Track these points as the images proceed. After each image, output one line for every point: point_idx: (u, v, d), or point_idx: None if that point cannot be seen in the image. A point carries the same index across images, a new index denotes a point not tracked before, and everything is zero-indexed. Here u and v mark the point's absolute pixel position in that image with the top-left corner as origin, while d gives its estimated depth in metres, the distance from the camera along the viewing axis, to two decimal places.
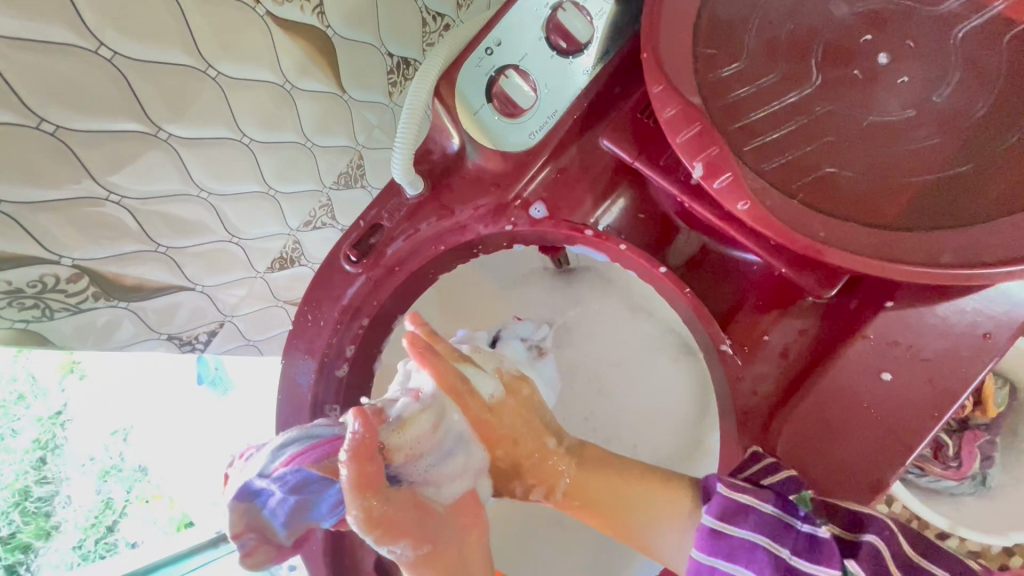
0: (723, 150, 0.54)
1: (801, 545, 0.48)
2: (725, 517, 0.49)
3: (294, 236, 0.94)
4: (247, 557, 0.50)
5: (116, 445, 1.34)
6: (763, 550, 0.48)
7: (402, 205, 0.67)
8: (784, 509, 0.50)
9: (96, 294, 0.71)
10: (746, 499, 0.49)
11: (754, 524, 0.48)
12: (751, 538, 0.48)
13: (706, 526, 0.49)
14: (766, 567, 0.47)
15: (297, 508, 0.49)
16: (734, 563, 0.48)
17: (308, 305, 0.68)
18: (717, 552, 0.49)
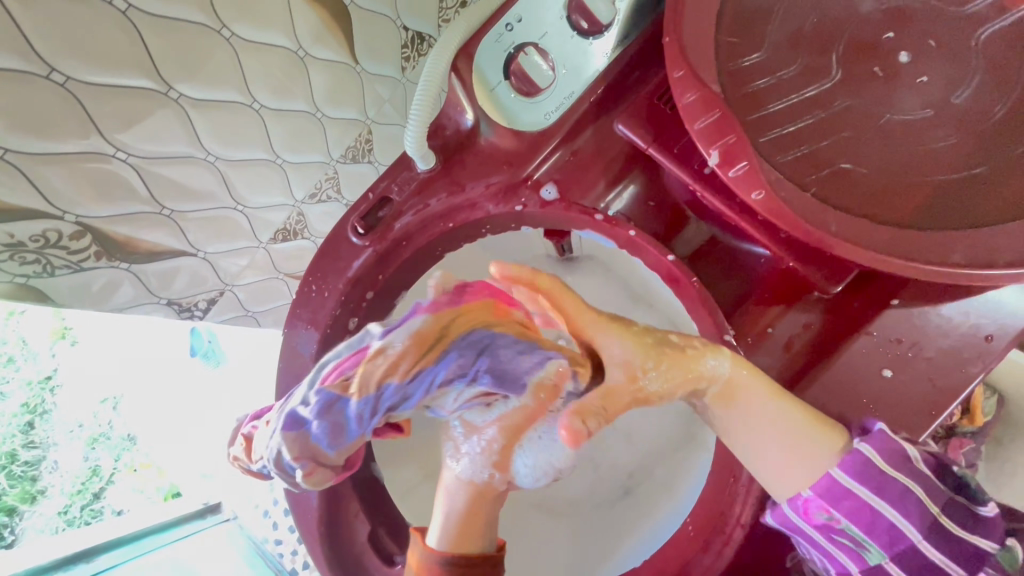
0: (740, 138, 0.53)
1: (961, 510, 0.49)
2: (890, 458, 0.50)
3: (299, 208, 0.93)
4: (309, 476, 0.52)
5: (105, 412, 1.38)
6: (916, 496, 0.49)
7: (413, 179, 0.67)
8: (942, 475, 0.51)
9: (98, 253, 0.70)
10: (910, 449, 0.50)
11: (915, 472, 0.49)
12: (908, 482, 0.49)
13: (862, 457, 0.50)
14: (913, 511, 0.49)
15: (334, 430, 0.50)
16: (881, 498, 0.49)
17: (314, 275, 0.68)
18: (862, 482, 0.49)
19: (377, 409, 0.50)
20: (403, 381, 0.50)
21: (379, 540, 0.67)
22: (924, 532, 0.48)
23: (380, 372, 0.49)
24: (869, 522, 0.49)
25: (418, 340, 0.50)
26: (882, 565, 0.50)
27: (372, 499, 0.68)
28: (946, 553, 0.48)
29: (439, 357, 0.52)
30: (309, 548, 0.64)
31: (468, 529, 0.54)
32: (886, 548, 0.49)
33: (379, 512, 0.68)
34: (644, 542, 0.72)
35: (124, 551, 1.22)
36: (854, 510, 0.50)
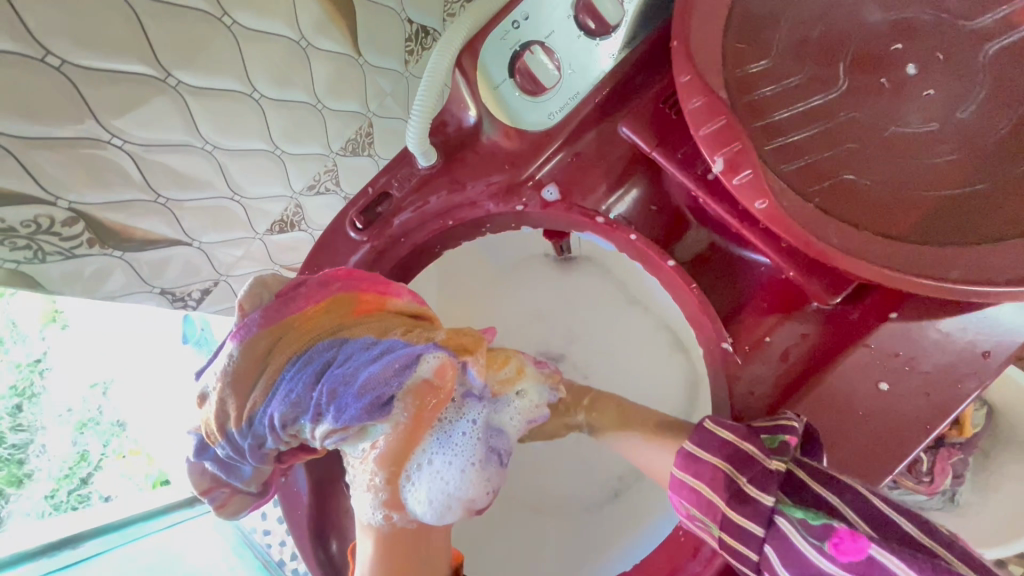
0: (745, 146, 0.53)
1: (756, 472, 0.48)
2: (701, 442, 0.51)
3: (297, 199, 0.92)
4: (222, 508, 0.60)
5: (94, 398, 1.36)
6: (725, 471, 0.49)
7: (413, 175, 0.66)
8: (759, 448, 0.49)
9: (91, 240, 0.69)
10: (721, 429, 0.51)
11: (720, 450, 0.50)
12: (717, 461, 0.49)
13: (683, 449, 0.52)
14: (718, 483, 0.48)
15: (222, 468, 0.57)
16: (698, 473, 0.50)
17: (310, 269, 0.67)
18: (686, 467, 0.51)
19: (239, 450, 0.54)
20: (240, 427, 0.53)
21: None
22: (728, 499, 0.47)
23: (218, 421, 0.53)
24: (699, 500, 0.49)
25: (235, 378, 0.53)
26: (725, 542, 0.48)
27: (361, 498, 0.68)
28: (749, 516, 0.46)
29: (269, 394, 0.52)
30: (299, 545, 0.63)
31: (403, 564, 0.55)
32: (715, 521, 0.48)
33: None
34: (632, 548, 0.72)
35: (113, 537, 1.24)
36: (691, 495, 0.50)
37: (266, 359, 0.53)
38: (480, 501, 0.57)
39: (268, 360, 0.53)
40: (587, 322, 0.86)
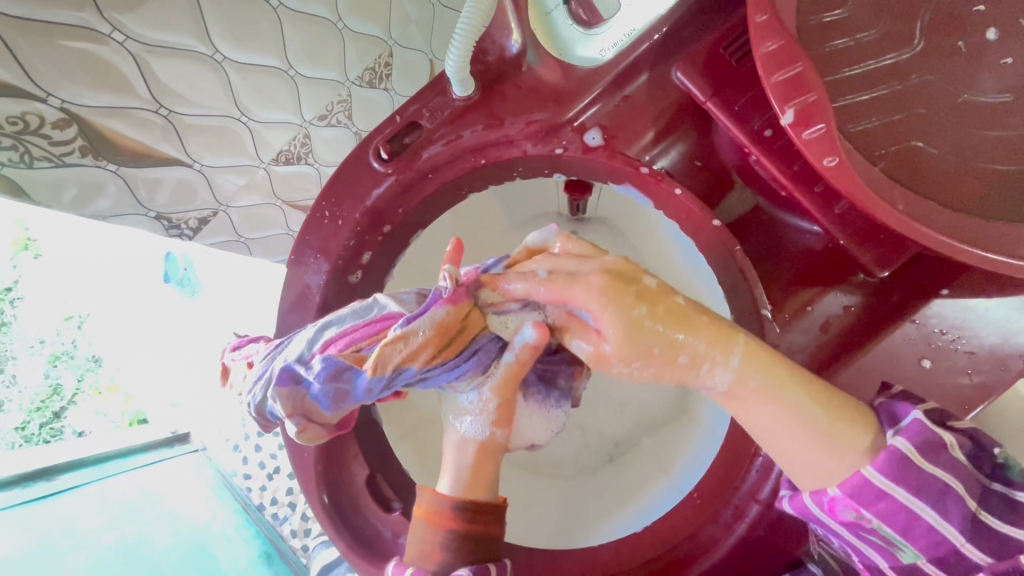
0: (821, 98, 0.49)
1: (994, 503, 0.43)
2: (921, 448, 0.43)
3: (306, 129, 0.85)
4: (301, 432, 0.51)
5: (69, 331, 1.38)
6: (955, 494, 0.43)
7: (447, 107, 0.60)
8: (975, 458, 0.45)
9: (84, 149, 0.62)
10: (944, 437, 0.44)
11: (949, 464, 0.43)
12: (946, 478, 0.43)
13: (897, 452, 0.43)
14: (954, 512, 0.43)
15: (338, 396, 0.48)
16: (918, 497, 0.43)
17: (327, 200, 0.61)
18: (897, 480, 0.43)
19: (390, 386, 0.48)
20: (422, 368, 0.49)
21: (377, 486, 0.63)
22: (966, 534, 0.43)
23: (408, 354, 0.47)
24: (905, 523, 0.44)
25: (454, 319, 0.49)
26: (917, 566, 0.45)
27: (373, 445, 0.65)
28: (987, 551, 0.42)
29: (458, 351, 0.50)
30: (303, 489, 0.61)
31: (479, 481, 0.55)
32: (922, 550, 0.44)
33: (379, 458, 0.65)
34: (641, 511, 0.70)
35: (88, 472, 1.21)
36: (888, 511, 0.44)
37: (464, 327, 0.50)
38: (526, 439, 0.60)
39: (466, 327, 0.51)
40: None
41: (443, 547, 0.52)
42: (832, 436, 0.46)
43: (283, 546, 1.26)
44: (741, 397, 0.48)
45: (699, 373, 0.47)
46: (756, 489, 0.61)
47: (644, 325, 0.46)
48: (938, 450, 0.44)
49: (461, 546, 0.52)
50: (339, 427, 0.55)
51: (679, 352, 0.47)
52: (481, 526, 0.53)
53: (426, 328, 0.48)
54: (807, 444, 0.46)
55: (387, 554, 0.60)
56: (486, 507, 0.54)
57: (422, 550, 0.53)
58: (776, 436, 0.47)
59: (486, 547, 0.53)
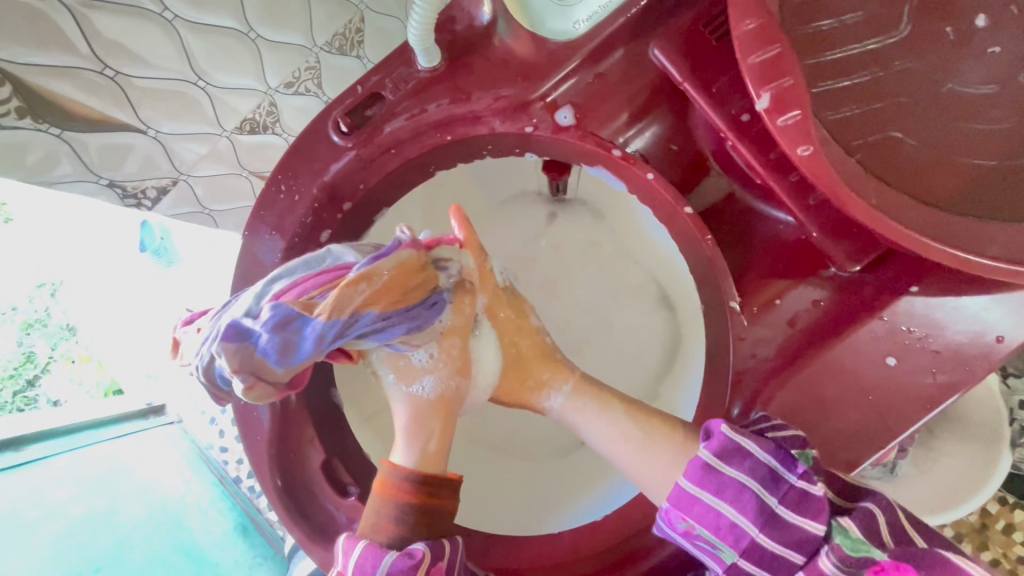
0: (798, 83, 0.46)
1: (788, 496, 0.46)
2: (722, 455, 0.47)
3: (272, 97, 0.81)
4: (250, 391, 0.49)
5: (41, 298, 1.40)
6: (750, 492, 0.46)
7: (410, 78, 0.57)
8: (782, 461, 0.47)
9: (21, 110, 0.58)
10: (746, 445, 0.47)
11: (746, 468, 0.46)
12: (743, 479, 0.46)
13: (699, 459, 0.48)
14: (748, 507, 0.46)
15: (287, 346, 0.48)
16: (721, 497, 0.47)
17: (283, 173, 0.58)
18: (703, 485, 0.47)
19: (342, 335, 0.49)
20: (376, 315, 0.50)
21: (333, 470, 0.61)
22: (760, 525, 0.46)
23: (361, 300, 0.48)
24: (716, 523, 0.47)
25: (405, 270, 0.51)
26: (736, 564, 0.47)
27: (332, 427, 0.64)
28: (781, 541, 0.45)
29: (412, 302, 0.53)
30: (256, 472, 0.59)
31: (433, 453, 0.55)
32: (735, 546, 0.47)
33: (337, 441, 0.63)
34: (601, 498, 0.70)
35: (57, 443, 1.18)
36: (703, 515, 0.47)
37: (418, 281, 0.52)
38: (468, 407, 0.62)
39: (419, 282, 0.53)
40: (569, 272, 0.89)
41: (397, 518, 0.51)
42: (655, 449, 0.54)
43: (259, 518, 1.27)
44: (576, 417, 0.60)
45: (537, 397, 0.62)
46: None
47: (529, 372, 0.62)
48: (740, 455, 0.47)
49: (413, 518, 0.51)
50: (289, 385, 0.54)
51: (527, 377, 0.62)
52: (433, 495, 0.53)
53: (383, 277, 0.49)
54: (631, 456, 0.55)
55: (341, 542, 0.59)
56: (442, 477, 0.54)
57: (376, 522, 0.51)
58: (612, 453, 0.57)
59: (437, 523, 0.52)
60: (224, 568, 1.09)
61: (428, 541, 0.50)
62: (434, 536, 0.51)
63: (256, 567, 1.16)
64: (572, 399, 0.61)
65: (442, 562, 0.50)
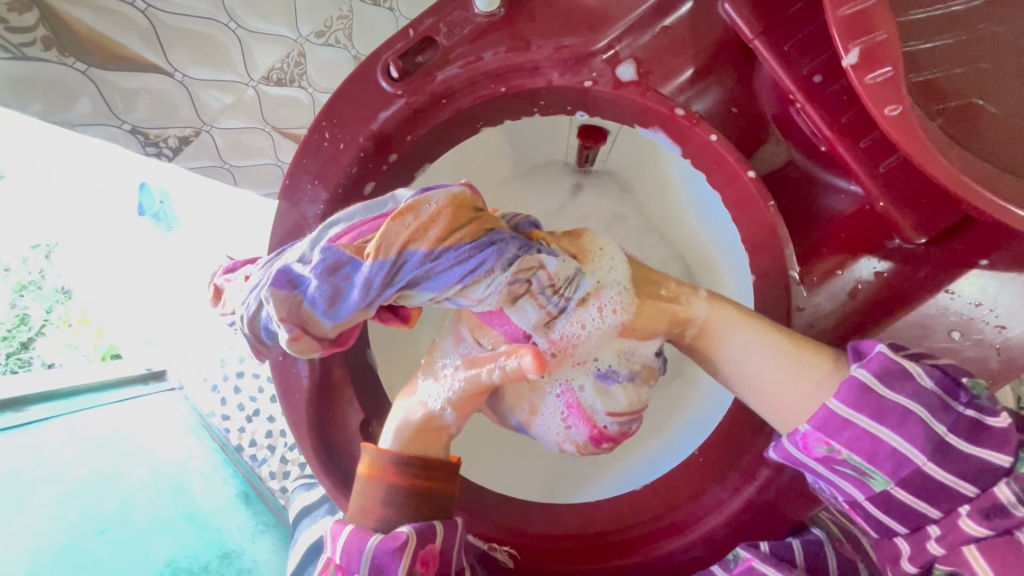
0: (891, 36, 0.43)
1: (962, 425, 0.43)
2: (883, 378, 0.44)
3: (302, 46, 0.76)
4: (294, 341, 0.47)
5: (35, 260, 1.34)
6: (919, 418, 0.43)
7: (467, 22, 0.53)
8: (947, 390, 0.44)
9: (48, 40, 0.61)
10: (911, 367, 0.44)
11: (912, 391, 0.43)
12: (906, 403, 0.43)
13: (856, 380, 0.45)
14: (917, 435, 0.43)
15: (336, 293, 0.46)
16: (882, 423, 0.44)
17: (328, 119, 0.55)
18: (860, 409, 0.44)
19: (391, 279, 0.45)
20: (426, 254, 0.45)
21: (371, 432, 0.60)
22: (928, 455, 0.43)
23: (404, 236, 0.45)
24: (871, 449, 0.44)
25: (452, 207, 0.46)
26: (889, 492, 0.45)
27: (369, 389, 0.62)
28: (954, 472, 0.43)
29: (470, 242, 0.46)
30: (295, 431, 0.58)
31: (425, 442, 0.53)
32: (891, 474, 0.45)
33: (374, 402, 0.62)
34: (633, 470, 0.69)
35: (58, 405, 1.16)
36: (853, 440, 0.45)
37: (473, 221, 0.47)
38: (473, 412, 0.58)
39: (471, 222, 0.47)
40: None
41: (385, 501, 0.50)
42: (803, 367, 0.50)
43: (261, 486, 1.24)
44: (718, 330, 0.54)
45: (681, 307, 0.56)
46: (768, 454, 0.57)
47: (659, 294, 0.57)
48: (905, 379, 0.44)
49: (402, 500, 0.50)
50: (338, 342, 0.51)
51: (659, 290, 0.57)
52: (425, 480, 0.51)
53: (429, 210, 0.46)
54: (778, 371, 0.51)
55: None
56: (433, 460, 0.52)
57: (363, 504, 0.50)
58: (751, 368, 0.52)
59: (433, 502, 0.51)
60: (226, 534, 1.09)
61: (417, 523, 0.49)
62: (427, 518, 0.50)
63: (259, 534, 1.14)
64: (714, 310, 0.55)
65: (432, 544, 0.49)
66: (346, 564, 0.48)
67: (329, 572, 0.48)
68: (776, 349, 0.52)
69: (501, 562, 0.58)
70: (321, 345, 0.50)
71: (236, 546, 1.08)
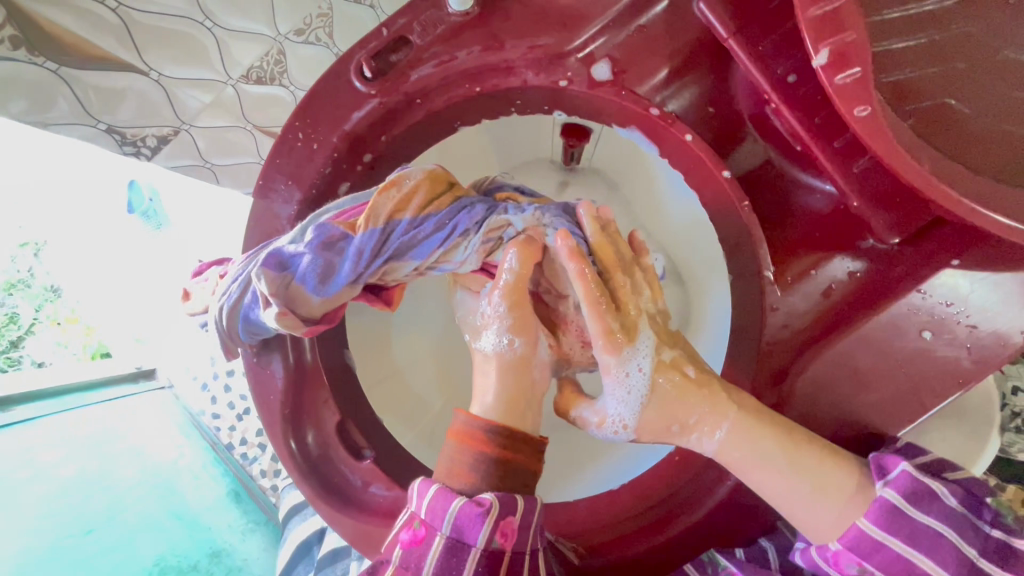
0: (859, 37, 0.43)
1: (989, 547, 0.44)
2: (909, 498, 0.45)
3: (281, 45, 0.75)
4: (282, 316, 0.49)
5: (24, 258, 1.33)
6: (947, 541, 0.44)
7: (440, 22, 0.53)
8: (972, 509, 0.45)
9: (20, 41, 0.61)
10: (937, 488, 0.45)
11: (941, 514, 0.44)
12: (936, 526, 0.44)
13: (885, 500, 0.45)
14: (949, 558, 0.43)
15: (327, 267, 0.49)
16: (912, 545, 0.44)
17: (301, 119, 0.55)
18: (892, 531, 0.44)
19: (380, 248, 0.49)
20: (411, 220, 0.50)
21: (349, 433, 0.60)
22: None
23: (389, 208, 0.49)
24: (903, 572, 0.44)
25: (430, 179, 0.51)
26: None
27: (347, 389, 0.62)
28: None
29: (449, 208, 0.51)
30: (269, 432, 0.58)
31: (515, 400, 0.50)
32: None
33: (353, 403, 0.62)
34: None
35: (46, 404, 1.15)
36: (886, 563, 0.44)
37: (449, 191, 0.52)
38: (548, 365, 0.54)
39: (445, 193, 0.52)
40: None
41: (477, 468, 0.47)
42: (821, 500, 0.47)
43: (251, 485, 1.23)
44: (728, 464, 0.50)
45: (684, 439, 0.52)
46: None
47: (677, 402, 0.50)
48: (929, 499, 0.45)
49: (492, 469, 0.47)
50: (326, 321, 0.53)
51: (674, 422, 0.51)
52: (514, 453, 0.48)
53: (409, 178, 0.50)
54: (788, 502, 0.48)
55: (358, 502, 0.58)
56: (522, 431, 0.49)
57: (450, 467, 0.48)
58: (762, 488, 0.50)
59: (521, 476, 0.48)
60: (216, 533, 1.09)
61: (499, 491, 0.46)
62: (508, 491, 0.47)
63: (249, 532, 1.14)
64: (729, 443, 0.50)
65: (512, 518, 0.45)
66: (429, 520, 0.45)
67: (411, 526, 0.46)
68: (790, 481, 0.48)
69: (565, 554, 0.58)
70: (309, 323, 0.52)
71: (226, 544, 1.08)
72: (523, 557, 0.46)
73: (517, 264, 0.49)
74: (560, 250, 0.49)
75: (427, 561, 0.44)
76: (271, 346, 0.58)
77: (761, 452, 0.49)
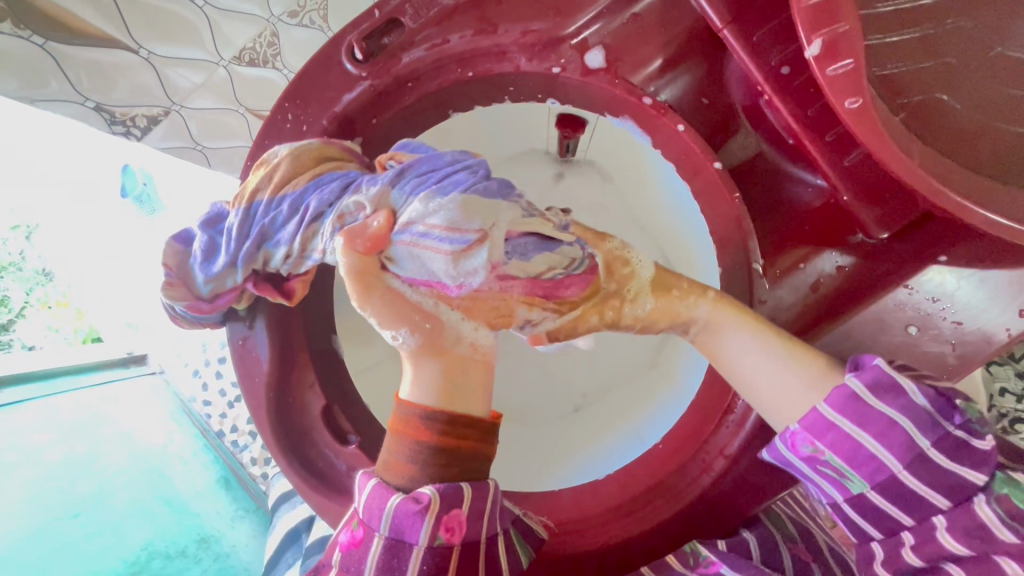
0: (852, 30, 0.42)
1: (945, 440, 0.42)
2: (873, 388, 0.43)
3: (275, 26, 0.73)
4: (167, 288, 0.53)
5: (15, 241, 1.32)
6: (901, 429, 0.42)
7: (433, 5, 0.53)
8: (939, 410, 0.42)
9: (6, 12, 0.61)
10: (905, 382, 0.43)
11: (901, 405, 0.42)
12: (892, 414, 0.42)
13: (846, 388, 0.44)
14: (896, 443, 0.43)
15: (209, 245, 0.52)
16: (863, 429, 0.43)
17: (292, 101, 0.55)
18: (845, 413, 0.44)
19: (245, 230, 0.50)
20: (269, 200, 0.50)
21: (334, 418, 0.60)
22: (905, 464, 0.43)
23: (254, 187, 0.51)
24: (851, 452, 0.44)
25: (295, 155, 0.51)
26: (864, 495, 0.45)
27: (333, 372, 0.62)
28: (927, 483, 0.42)
29: (308, 186, 0.50)
30: (254, 415, 0.58)
31: (445, 386, 0.49)
32: (868, 478, 0.44)
33: (339, 389, 0.61)
34: (598, 459, 0.69)
35: (35, 386, 1.14)
36: (838, 443, 0.44)
37: (317, 169, 0.51)
38: (485, 341, 0.52)
39: (308, 170, 0.51)
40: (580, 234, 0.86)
41: (411, 459, 0.46)
42: (796, 376, 0.49)
43: (241, 471, 1.23)
44: (712, 334, 0.53)
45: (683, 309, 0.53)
46: (726, 445, 0.58)
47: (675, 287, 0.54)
48: (895, 392, 0.43)
49: (433, 460, 0.46)
50: (213, 301, 0.54)
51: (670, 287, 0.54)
52: (458, 439, 0.47)
53: (275, 159, 0.51)
54: (769, 375, 0.50)
55: (341, 487, 0.57)
56: (462, 415, 0.48)
57: (388, 461, 0.47)
58: (743, 369, 0.51)
59: (472, 463, 0.47)
60: (205, 519, 1.09)
61: (443, 485, 0.45)
62: (454, 480, 0.46)
63: (238, 519, 1.14)
64: (716, 316, 0.53)
65: (458, 510, 0.45)
66: (367, 521, 0.46)
67: (350, 526, 0.47)
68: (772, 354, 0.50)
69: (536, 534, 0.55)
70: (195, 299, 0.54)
71: (214, 531, 1.08)
72: (476, 546, 0.47)
73: (344, 258, 0.48)
74: (435, 207, 0.47)
75: (368, 560, 0.45)
76: (234, 316, 0.58)
77: (750, 323, 0.52)
